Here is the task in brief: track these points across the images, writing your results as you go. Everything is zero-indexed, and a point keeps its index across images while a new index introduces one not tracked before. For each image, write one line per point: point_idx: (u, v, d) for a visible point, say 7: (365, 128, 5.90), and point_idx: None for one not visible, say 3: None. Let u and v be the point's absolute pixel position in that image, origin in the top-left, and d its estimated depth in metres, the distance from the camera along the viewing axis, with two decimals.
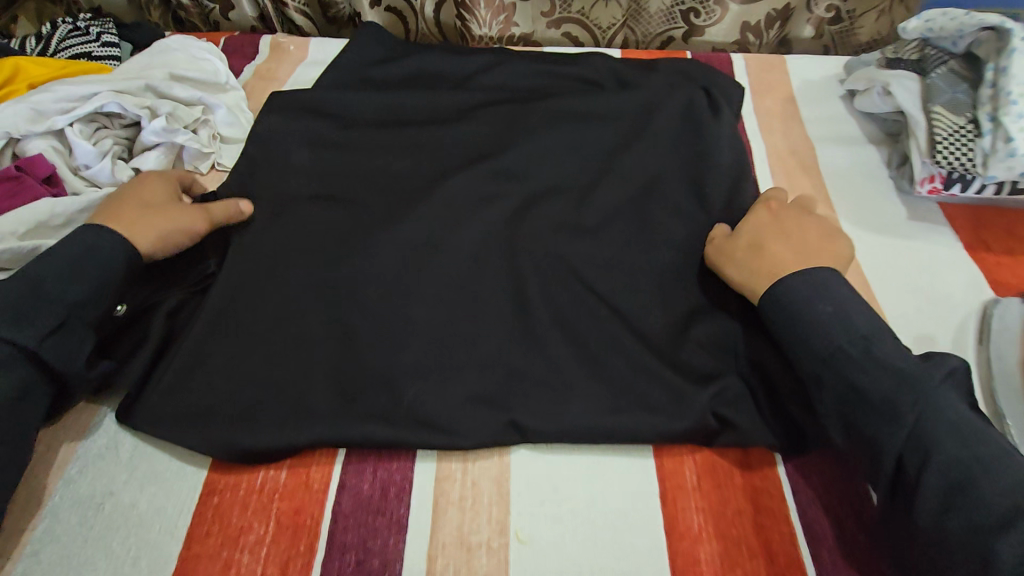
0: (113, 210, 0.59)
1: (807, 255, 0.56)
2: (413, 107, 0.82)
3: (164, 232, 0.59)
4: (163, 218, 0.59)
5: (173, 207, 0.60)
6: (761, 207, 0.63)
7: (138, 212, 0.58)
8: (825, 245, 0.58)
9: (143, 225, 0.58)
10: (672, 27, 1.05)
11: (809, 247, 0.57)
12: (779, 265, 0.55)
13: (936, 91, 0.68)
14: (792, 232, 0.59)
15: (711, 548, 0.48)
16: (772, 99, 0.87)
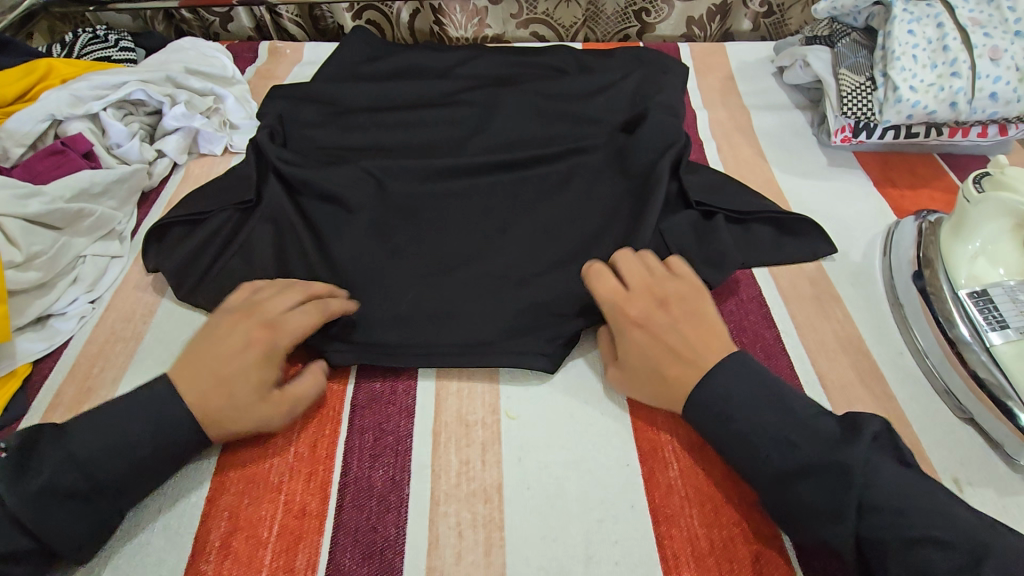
0: (205, 392, 0.50)
1: (688, 356, 0.52)
2: (401, 100, 0.94)
3: (238, 427, 0.51)
4: (244, 407, 0.51)
5: (249, 402, 0.51)
6: (626, 327, 0.55)
7: (218, 398, 0.50)
8: (700, 334, 0.53)
9: (225, 418, 0.51)
10: (627, 26, 1.20)
11: (680, 351, 0.52)
12: (670, 378, 0.52)
13: (842, 58, 0.82)
14: (667, 335, 0.53)
15: (666, 411, 0.56)
16: (712, 78, 1.00)
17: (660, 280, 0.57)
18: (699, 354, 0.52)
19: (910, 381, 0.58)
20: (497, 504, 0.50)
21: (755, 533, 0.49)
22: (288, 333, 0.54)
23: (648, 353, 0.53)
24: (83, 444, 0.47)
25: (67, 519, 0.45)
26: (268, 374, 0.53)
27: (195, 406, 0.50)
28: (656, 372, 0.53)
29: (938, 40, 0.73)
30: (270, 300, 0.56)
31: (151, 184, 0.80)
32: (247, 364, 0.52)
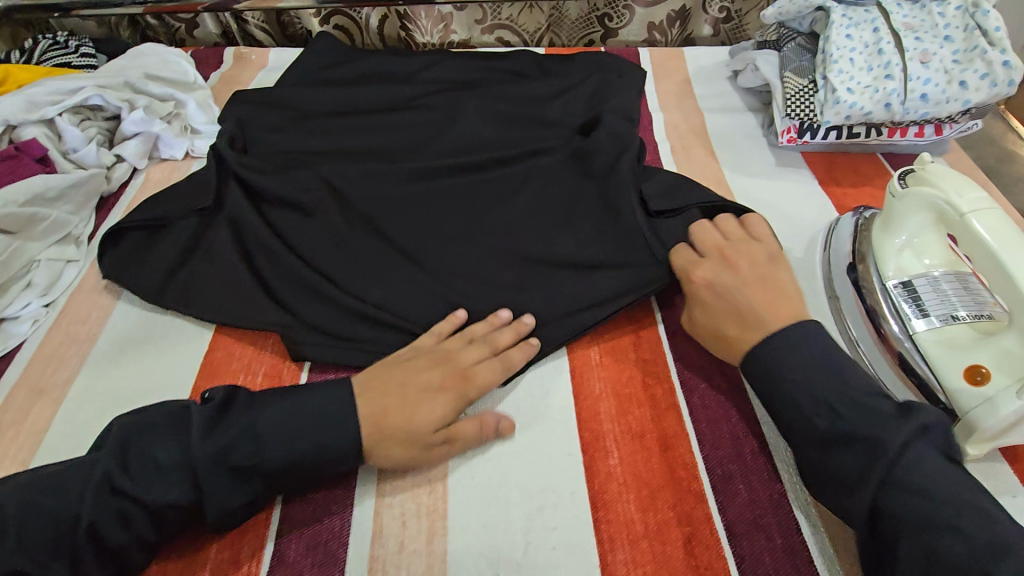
0: (379, 404, 0.51)
1: (749, 309, 0.56)
2: (366, 104, 0.96)
3: (401, 457, 0.51)
4: (415, 436, 0.51)
5: (421, 429, 0.51)
6: (694, 282, 0.61)
7: (394, 418, 0.51)
8: (772, 299, 0.57)
9: (391, 438, 0.50)
10: (590, 31, 1.23)
11: (741, 304, 0.57)
12: (739, 338, 0.56)
13: (787, 62, 0.85)
14: (731, 290, 0.58)
15: (609, 403, 0.58)
16: (669, 82, 1.03)
17: (733, 246, 0.63)
18: (758, 311, 0.56)
19: None
20: (441, 494, 0.52)
21: (689, 516, 0.50)
22: (476, 387, 0.56)
23: (714, 309, 0.58)
24: (267, 426, 0.48)
25: (223, 494, 0.47)
26: (443, 409, 0.52)
27: (367, 425, 0.50)
28: (723, 328, 0.57)
29: (873, 44, 0.76)
30: (464, 351, 0.57)
31: (110, 188, 0.80)
32: (430, 392, 0.53)
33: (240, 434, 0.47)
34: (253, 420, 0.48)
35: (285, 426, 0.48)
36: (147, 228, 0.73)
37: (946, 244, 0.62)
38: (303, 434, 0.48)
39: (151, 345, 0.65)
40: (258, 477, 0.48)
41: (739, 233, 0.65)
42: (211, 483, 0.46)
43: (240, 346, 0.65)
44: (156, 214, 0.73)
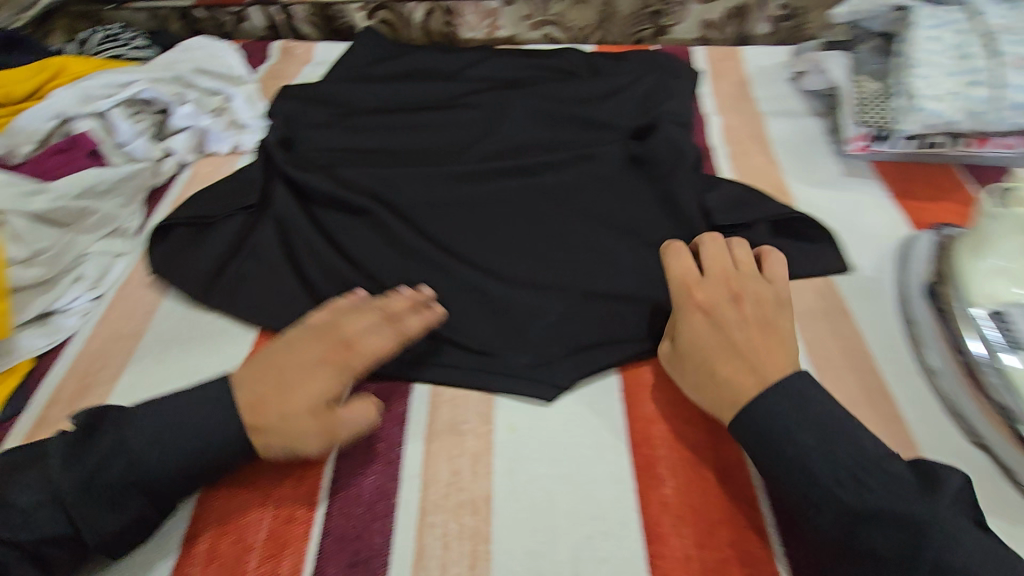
0: (253, 386, 0.49)
1: (736, 350, 0.51)
2: (410, 100, 0.94)
3: (292, 445, 0.49)
4: (313, 415, 0.49)
5: (304, 414, 0.48)
6: (686, 308, 0.55)
7: (272, 401, 0.48)
8: (762, 342, 0.51)
9: (270, 429, 0.48)
10: (640, 29, 1.18)
11: (733, 341, 0.51)
12: (727, 376, 0.50)
13: (860, 66, 0.81)
14: (729, 326, 0.53)
15: (664, 427, 0.55)
16: (726, 83, 0.98)
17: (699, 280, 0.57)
18: (747, 350, 0.51)
19: (923, 402, 0.56)
20: (486, 517, 0.49)
21: (752, 556, 0.47)
22: (363, 355, 0.53)
23: (704, 340, 0.53)
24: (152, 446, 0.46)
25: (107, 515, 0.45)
26: (333, 389, 0.50)
27: (247, 416, 0.48)
28: (707, 359, 0.52)
29: (959, 46, 0.70)
30: (350, 322, 0.55)
31: (158, 182, 0.80)
32: (329, 372, 0.51)
33: (107, 455, 0.45)
34: (120, 439, 0.46)
35: (153, 442, 0.46)
36: (192, 225, 0.73)
37: None
38: (187, 445, 0.47)
39: (195, 343, 0.65)
40: (134, 499, 0.46)
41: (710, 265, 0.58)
42: (79, 508, 0.45)
43: None
44: (202, 212, 0.73)
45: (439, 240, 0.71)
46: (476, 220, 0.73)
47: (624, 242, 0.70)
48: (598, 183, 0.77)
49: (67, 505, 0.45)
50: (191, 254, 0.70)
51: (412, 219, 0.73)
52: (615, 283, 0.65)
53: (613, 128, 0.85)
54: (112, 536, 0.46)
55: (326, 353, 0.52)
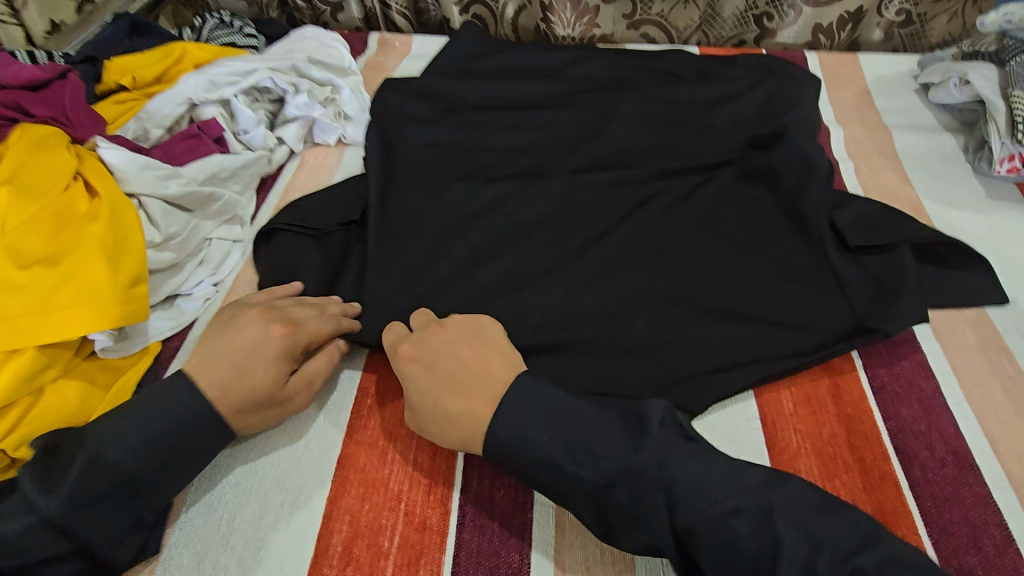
0: (216, 369, 0.49)
1: (463, 381, 0.49)
2: (513, 98, 0.92)
3: (251, 421, 0.50)
4: (255, 393, 0.50)
5: (265, 389, 0.50)
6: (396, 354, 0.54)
7: (229, 376, 0.49)
8: (480, 375, 0.49)
9: (237, 409, 0.49)
10: (744, 31, 1.13)
11: (455, 376, 0.50)
12: (470, 413, 0.47)
13: (1015, 78, 0.73)
14: (434, 367, 0.51)
15: (811, 461, 0.52)
16: (846, 92, 0.93)
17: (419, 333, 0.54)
18: (479, 383, 0.49)
19: None
20: (626, 544, 0.47)
21: None
22: (306, 332, 0.54)
23: (423, 387, 0.50)
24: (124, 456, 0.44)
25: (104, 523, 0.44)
26: (286, 369, 0.52)
27: (212, 391, 0.48)
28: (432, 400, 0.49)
29: None
30: (294, 308, 0.56)
31: (269, 170, 0.81)
32: (257, 343, 0.51)
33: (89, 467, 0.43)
34: (97, 452, 0.44)
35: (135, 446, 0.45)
36: (295, 230, 0.70)
37: None
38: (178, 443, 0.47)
39: None
40: (141, 501, 0.46)
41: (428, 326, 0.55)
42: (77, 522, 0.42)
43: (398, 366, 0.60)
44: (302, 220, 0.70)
45: (553, 245, 0.69)
46: (591, 227, 0.70)
47: (751, 257, 0.66)
48: (719, 193, 0.73)
49: (67, 519, 0.42)
50: (307, 246, 0.70)
51: (525, 223, 0.71)
52: (745, 304, 0.62)
53: (728, 137, 0.82)
54: (117, 545, 0.45)
55: (270, 325, 0.53)
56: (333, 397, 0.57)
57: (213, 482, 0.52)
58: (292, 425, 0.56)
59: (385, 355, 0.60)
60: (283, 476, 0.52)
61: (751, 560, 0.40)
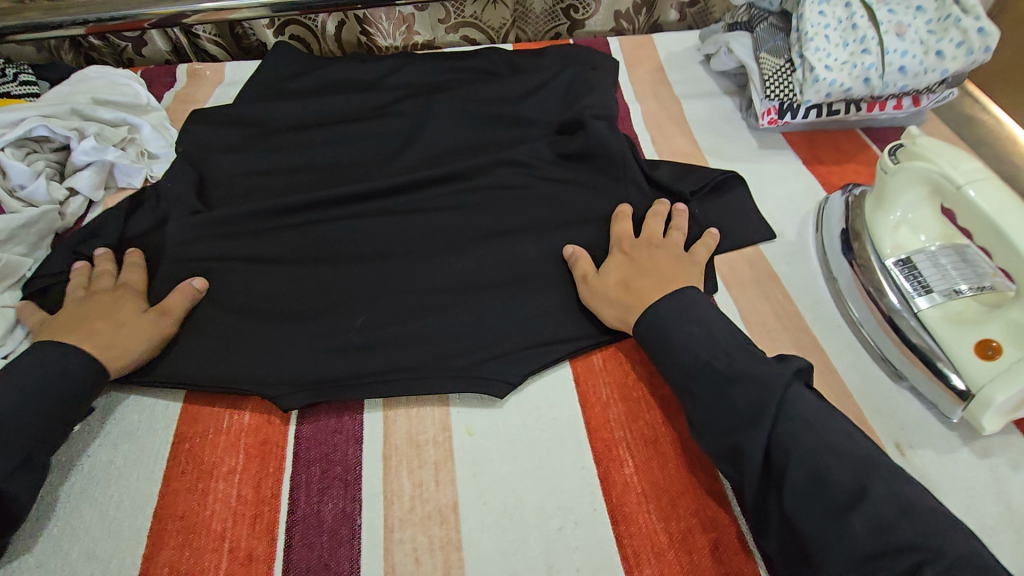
0: (72, 333, 0.56)
1: (657, 276, 0.59)
2: (330, 115, 0.92)
3: (141, 347, 0.57)
4: (123, 327, 0.58)
5: (127, 322, 0.58)
6: (614, 249, 0.64)
7: (106, 333, 0.57)
8: (677, 272, 0.60)
9: (122, 342, 0.57)
10: (557, 24, 1.20)
11: (657, 265, 0.60)
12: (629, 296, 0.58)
13: (762, 42, 0.83)
14: (643, 260, 0.61)
15: (618, 409, 0.56)
16: (643, 70, 1.00)
17: (665, 237, 0.65)
18: (670, 277, 0.59)
19: (849, 352, 0.59)
20: (453, 525, 0.49)
21: (712, 522, 0.49)
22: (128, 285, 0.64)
23: (614, 270, 0.61)
24: None
25: None
26: (131, 307, 0.60)
27: (88, 345, 0.55)
28: (605, 286, 0.59)
29: (846, 19, 0.75)
30: (104, 283, 0.65)
31: (64, 225, 0.75)
32: (93, 306, 0.59)
33: None
34: None
35: None
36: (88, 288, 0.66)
37: (941, 218, 0.61)
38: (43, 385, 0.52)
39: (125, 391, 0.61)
40: (16, 441, 0.49)
41: (679, 227, 0.66)
42: None
43: (217, 405, 0.58)
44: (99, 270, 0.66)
45: (372, 253, 0.69)
46: (411, 230, 0.71)
47: (561, 232, 0.70)
48: (530, 176, 0.77)
49: None
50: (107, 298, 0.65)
51: (346, 236, 0.71)
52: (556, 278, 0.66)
53: (539, 125, 0.86)
54: None
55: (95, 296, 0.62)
56: (147, 451, 0.55)
57: (23, 543, 0.50)
58: (101, 491, 0.53)
59: (205, 391, 0.58)
60: (93, 544, 0.49)
61: (835, 488, 0.43)
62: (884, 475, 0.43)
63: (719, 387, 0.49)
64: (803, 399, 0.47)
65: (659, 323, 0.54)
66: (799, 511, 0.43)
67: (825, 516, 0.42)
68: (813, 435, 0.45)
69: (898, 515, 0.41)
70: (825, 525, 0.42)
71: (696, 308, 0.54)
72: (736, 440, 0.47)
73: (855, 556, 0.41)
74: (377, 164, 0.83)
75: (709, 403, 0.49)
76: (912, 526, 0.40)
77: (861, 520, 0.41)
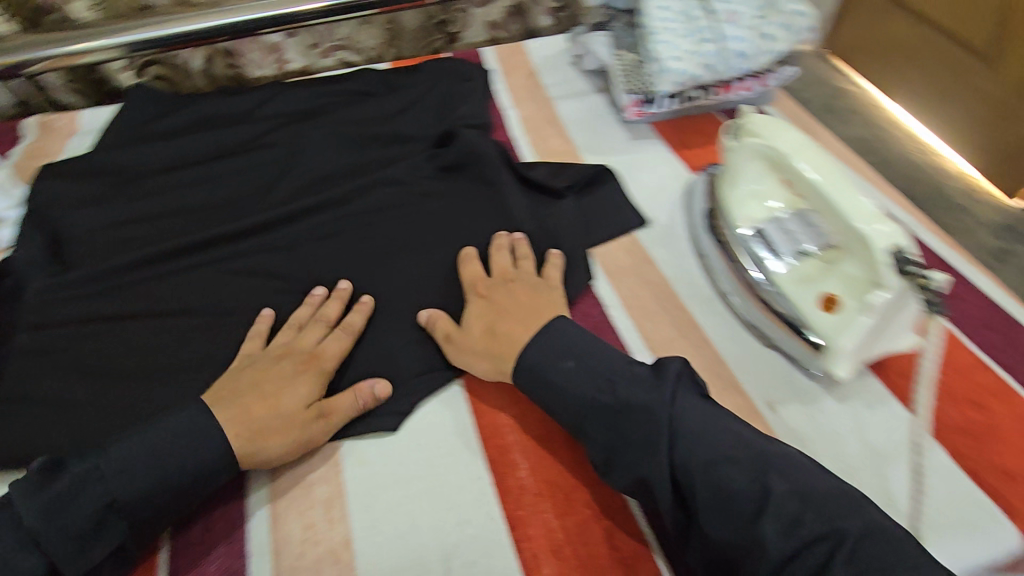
0: (238, 415, 0.50)
1: (521, 315, 0.57)
2: (195, 153, 0.87)
3: (282, 445, 0.51)
4: (281, 413, 0.51)
5: (290, 415, 0.52)
6: (469, 297, 0.62)
7: (261, 417, 0.50)
8: (538, 305, 0.59)
9: (265, 435, 0.50)
10: (434, 39, 1.20)
11: (516, 306, 0.59)
12: (500, 344, 0.56)
13: (617, 41, 0.88)
14: (502, 301, 0.59)
15: (510, 414, 0.56)
16: (517, 77, 1.02)
17: (516, 268, 0.64)
18: (531, 313, 0.58)
19: (720, 324, 0.62)
20: (348, 562, 0.47)
21: (606, 511, 0.50)
22: (317, 352, 0.57)
23: (476, 321, 0.58)
24: None
25: None
26: (308, 389, 0.53)
27: (234, 434, 0.49)
28: (469, 342, 0.57)
29: (686, 11, 0.79)
30: (304, 337, 0.58)
31: None
32: (269, 381, 0.53)
33: None
34: None
35: None
36: None
37: (780, 179, 0.62)
38: (171, 464, 0.47)
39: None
40: None
41: (527, 254, 0.66)
42: None
43: None
44: None
45: (249, 296, 0.66)
46: (290, 266, 0.69)
47: (443, 246, 0.70)
48: (410, 194, 0.76)
49: None
50: None
51: (220, 281, 0.68)
52: (441, 293, 0.65)
53: (417, 141, 0.86)
54: None
55: (292, 359, 0.56)
56: None
57: None
58: None
59: None
60: None
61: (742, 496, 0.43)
62: (782, 470, 0.45)
63: (610, 420, 0.49)
64: (693, 410, 0.48)
65: (532, 328, 0.56)
66: (716, 528, 0.43)
67: (738, 528, 0.42)
68: (709, 446, 0.46)
69: (800, 507, 0.42)
70: (736, 537, 0.42)
71: (566, 339, 0.54)
72: (640, 469, 0.46)
73: (772, 561, 0.41)
74: (252, 201, 0.80)
75: (604, 439, 0.49)
76: (816, 515, 0.42)
77: (765, 522, 0.42)
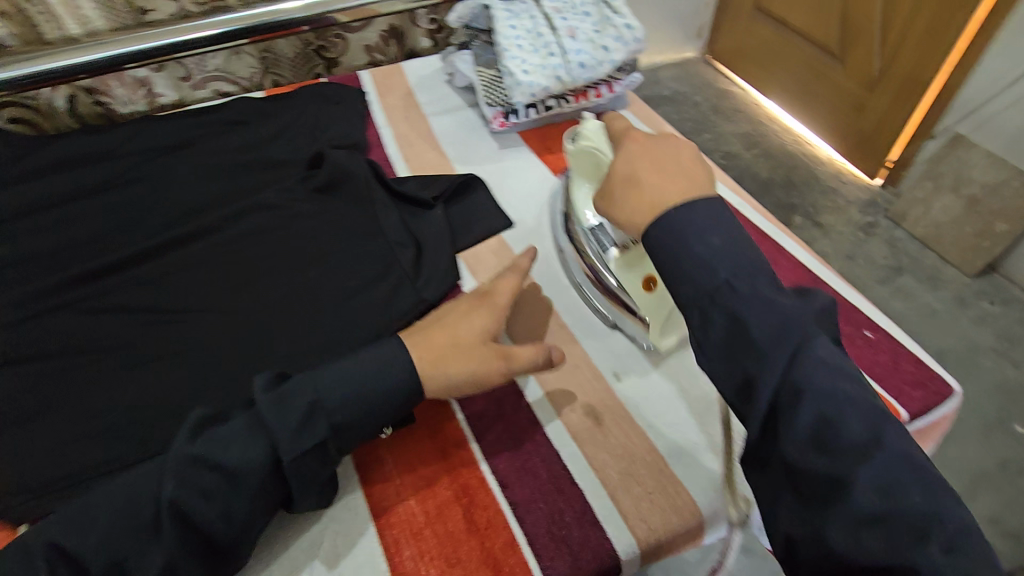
0: (429, 344, 0.55)
1: (665, 169, 0.52)
2: (54, 194, 0.83)
3: (458, 379, 0.54)
4: (460, 348, 0.56)
5: (473, 347, 0.56)
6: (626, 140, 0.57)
7: (446, 350, 0.55)
8: (689, 167, 0.53)
9: (451, 362, 0.55)
10: (313, 65, 1.22)
11: (663, 158, 0.53)
12: (658, 188, 0.50)
13: (478, 57, 0.93)
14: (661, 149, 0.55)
15: None
16: (394, 96, 1.05)
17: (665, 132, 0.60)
18: (680, 164, 0.53)
19: (576, 309, 0.71)
20: None
21: (464, 493, 0.56)
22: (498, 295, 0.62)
23: (626, 161, 0.55)
24: None
25: None
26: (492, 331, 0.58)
27: (422, 359, 0.54)
28: (646, 172, 0.52)
29: (533, 29, 0.87)
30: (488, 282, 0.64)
31: None
32: (459, 320, 0.58)
33: None
34: None
35: None
36: None
37: None
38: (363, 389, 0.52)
39: None
40: None
41: None
42: None
43: None
44: None
45: (117, 336, 0.66)
46: (160, 302, 0.69)
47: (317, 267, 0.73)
48: (283, 218, 0.78)
49: None
50: None
51: (86, 326, 0.67)
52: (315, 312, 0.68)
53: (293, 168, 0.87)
54: None
55: (482, 299, 0.61)
56: None
57: None
58: None
59: None
60: None
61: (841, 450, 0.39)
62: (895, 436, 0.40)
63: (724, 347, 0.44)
64: (783, 356, 0.42)
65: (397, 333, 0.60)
66: (799, 463, 0.40)
67: (826, 473, 0.39)
68: (824, 387, 0.41)
69: (894, 477, 0.38)
70: (820, 481, 0.39)
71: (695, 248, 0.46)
72: (736, 394, 0.44)
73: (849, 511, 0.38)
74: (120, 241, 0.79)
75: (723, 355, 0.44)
76: (916, 491, 0.37)
77: (872, 499, 0.37)
